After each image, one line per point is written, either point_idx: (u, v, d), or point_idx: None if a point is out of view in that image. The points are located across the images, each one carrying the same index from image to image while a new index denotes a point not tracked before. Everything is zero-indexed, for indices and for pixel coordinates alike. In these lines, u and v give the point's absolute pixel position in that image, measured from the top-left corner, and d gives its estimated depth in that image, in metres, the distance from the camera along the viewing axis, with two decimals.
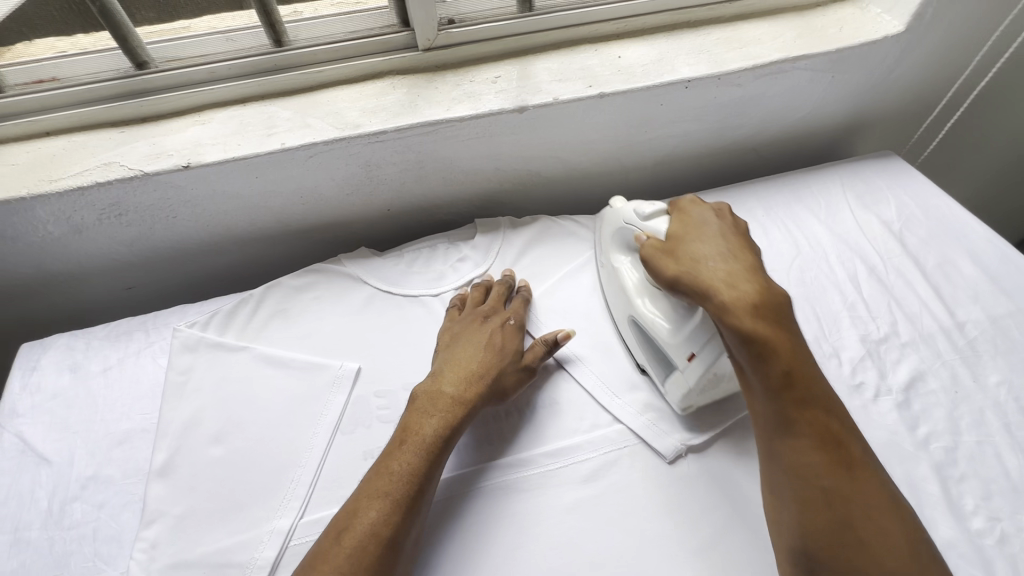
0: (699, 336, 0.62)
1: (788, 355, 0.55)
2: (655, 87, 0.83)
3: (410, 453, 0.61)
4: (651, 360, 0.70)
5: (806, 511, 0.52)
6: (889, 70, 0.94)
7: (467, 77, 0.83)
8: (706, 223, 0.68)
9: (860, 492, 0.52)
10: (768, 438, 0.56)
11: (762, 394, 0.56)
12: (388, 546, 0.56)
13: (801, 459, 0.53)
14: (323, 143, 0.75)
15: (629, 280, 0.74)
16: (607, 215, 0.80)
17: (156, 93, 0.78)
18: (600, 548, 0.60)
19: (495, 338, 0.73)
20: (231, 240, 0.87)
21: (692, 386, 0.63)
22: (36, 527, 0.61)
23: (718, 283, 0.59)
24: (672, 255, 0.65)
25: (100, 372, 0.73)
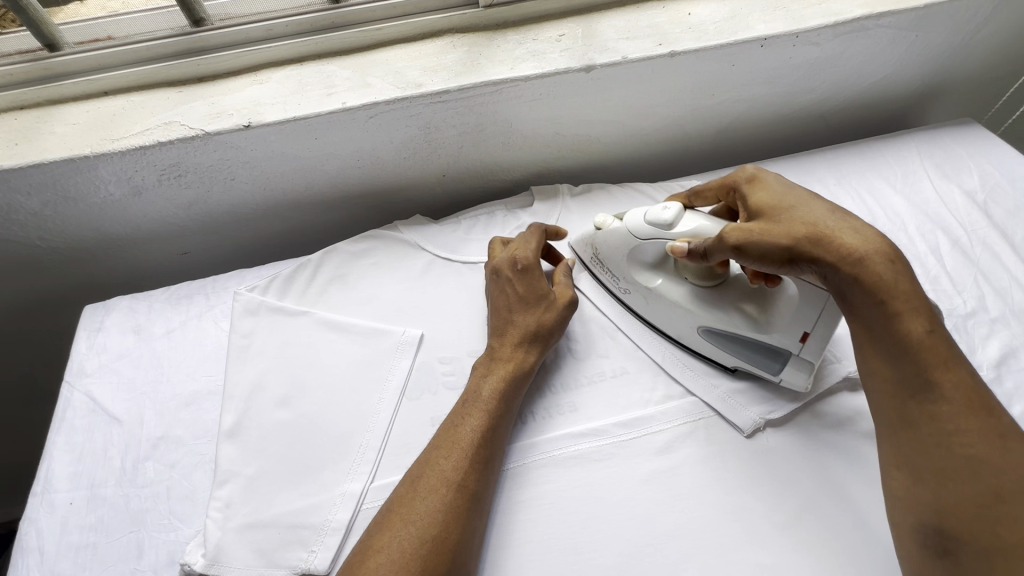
0: (807, 315, 0.61)
1: (927, 319, 0.50)
2: (728, 45, 0.78)
3: (480, 412, 0.60)
4: (747, 358, 0.66)
5: (948, 485, 0.47)
6: (977, 29, 0.87)
7: (529, 36, 0.79)
8: (793, 187, 0.61)
9: (1015, 466, 0.46)
10: (900, 409, 0.50)
11: (888, 359, 0.51)
12: (461, 493, 0.54)
13: (946, 426, 0.48)
14: (385, 102, 0.73)
15: (676, 295, 0.68)
16: (604, 232, 0.72)
17: (212, 52, 0.76)
18: (679, 520, 0.58)
19: (517, 288, 0.68)
20: (287, 205, 0.85)
21: (815, 363, 0.62)
22: (111, 484, 0.61)
23: (847, 242, 0.53)
24: (774, 219, 0.58)
25: (164, 335, 0.73)
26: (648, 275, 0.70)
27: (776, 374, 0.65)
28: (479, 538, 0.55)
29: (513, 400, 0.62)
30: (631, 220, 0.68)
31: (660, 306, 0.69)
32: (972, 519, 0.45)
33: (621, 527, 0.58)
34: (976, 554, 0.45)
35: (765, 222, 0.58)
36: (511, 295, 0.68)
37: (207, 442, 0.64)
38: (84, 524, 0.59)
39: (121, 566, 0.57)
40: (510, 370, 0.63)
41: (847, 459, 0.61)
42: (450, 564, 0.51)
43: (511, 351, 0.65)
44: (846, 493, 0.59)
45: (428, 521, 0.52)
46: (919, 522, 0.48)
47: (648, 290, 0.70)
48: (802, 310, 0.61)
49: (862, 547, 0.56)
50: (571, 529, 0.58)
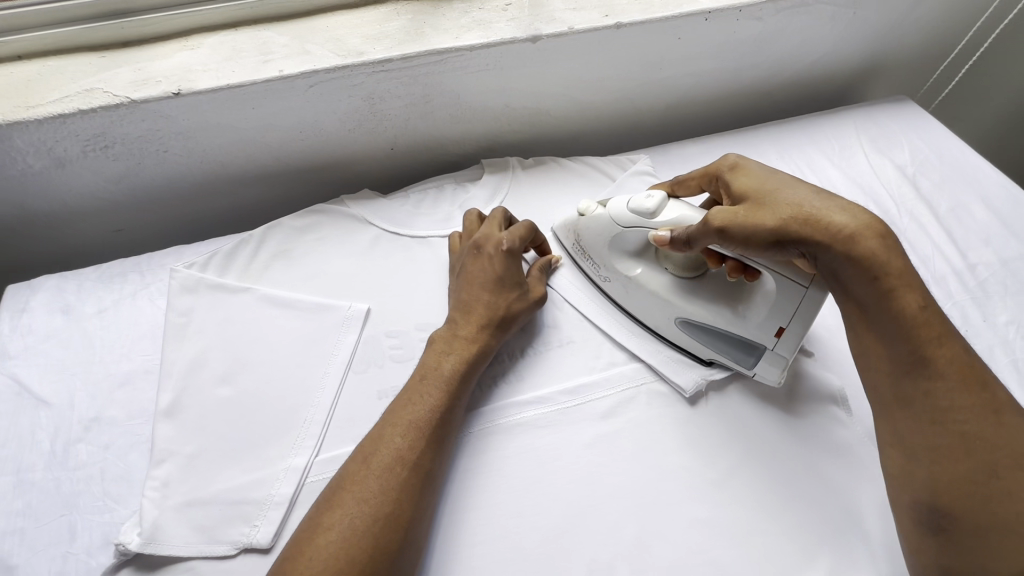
0: (783, 312, 0.60)
1: (917, 299, 0.52)
2: (674, 18, 0.78)
3: (432, 388, 0.60)
4: (724, 350, 0.66)
5: (944, 467, 0.49)
6: (910, 7, 0.90)
7: (475, 4, 0.78)
8: (776, 172, 0.62)
9: (1003, 438, 0.49)
10: (896, 395, 0.52)
11: (882, 340, 0.53)
12: (416, 471, 0.55)
13: (942, 405, 0.50)
14: (324, 71, 0.71)
15: (655, 284, 0.68)
16: (588, 218, 0.71)
17: (138, 14, 0.72)
18: (621, 481, 0.60)
19: (496, 269, 0.68)
20: (228, 179, 0.82)
21: (789, 358, 0.62)
22: (40, 468, 0.59)
23: (837, 221, 0.54)
24: (760, 203, 0.58)
25: (95, 314, 0.70)
26: (630, 265, 0.70)
27: (751, 368, 0.65)
28: (430, 510, 0.56)
29: (470, 377, 0.62)
30: (615, 208, 0.68)
31: (639, 296, 0.70)
32: (960, 498, 0.48)
33: (566, 490, 0.60)
34: (971, 537, 0.48)
35: (752, 208, 0.58)
36: (490, 271, 0.68)
37: (144, 420, 0.63)
38: (11, 510, 0.57)
39: (52, 549, 0.55)
40: (469, 348, 0.63)
41: (779, 416, 0.64)
42: (403, 538, 0.52)
43: (480, 328, 0.65)
44: (776, 449, 0.62)
45: (382, 499, 0.52)
46: (918, 501, 0.50)
47: (628, 277, 0.70)
48: (779, 305, 0.61)
49: (788, 498, 0.59)
50: (516, 493, 0.60)
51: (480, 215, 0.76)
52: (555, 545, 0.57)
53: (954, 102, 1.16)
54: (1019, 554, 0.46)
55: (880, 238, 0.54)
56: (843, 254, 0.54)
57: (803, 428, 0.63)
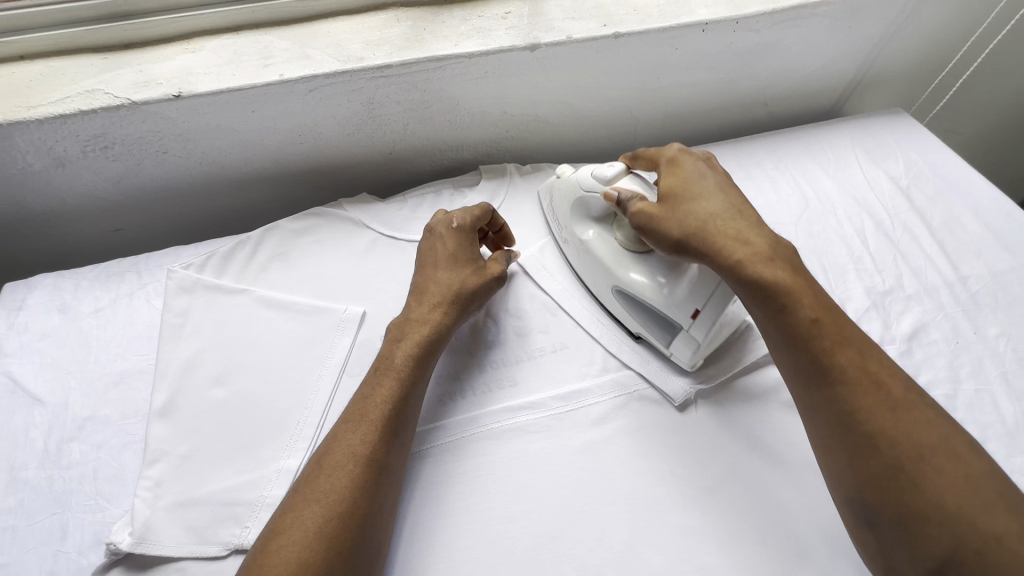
0: (700, 293, 0.63)
1: (813, 304, 0.55)
2: (671, 29, 0.79)
3: (388, 379, 0.60)
4: (648, 327, 0.69)
5: (857, 459, 0.49)
6: (906, 21, 0.91)
7: (475, 12, 0.79)
8: (699, 174, 0.65)
9: (907, 432, 0.48)
10: (807, 388, 0.53)
11: (778, 336, 0.55)
12: (369, 465, 0.54)
13: (846, 407, 0.50)
14: (324, 76, 0.71)
15: (599, 247, 0.71)
16: (562, 180, 0.76)
17: (141, 17, 0.73)
18: (612, 487, 0.61)
19: (449, 246, 0.70)
20: (226, 181, 0.83)
21: (701, 341, 0.64)
22: (33, 466, 0.59)
23: (723, 237, 0.59)
24: (667, 211, 0.62)
25: (92, 314, 0.70)
26: (585, 228, 0.73)
27: (667, 346, 0.68)
28: (391, 507, 0.55)
29: (427, 364, 0.63)
30: (582, 173, 0.72)
31: (585, 258, 0.73)
32: (881, 490, 0.48)
33: (557, 495, 0.60)
34: (899, 531, 0.47)
35: (661, 212, 0.62)
36: (444, 256, 0.69)
37: (138, 420, 0.63)
38: (3, 508, 0.57)
39: (43, 548, 0.55)
40: (425, 334, 0.64)
41: (771, 425, 0.65)
42: (358, 536, 0.51)
43: (429, 310, 0.65)
44: (766, 459, 0.63)
45: (337, 498, 0.52)
46: (848, 498, 0.50)
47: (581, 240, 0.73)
48: (698, 288, 0.64)
49: (777, 505, 0.60)
50: (508, 498, 0.60)
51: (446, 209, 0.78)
52: (545, 550, 0.57)
53: (951, 114, 1.17)
54: (934, 543, 0.45)
55: (771, 259, 0.57)
56: (735, 273, 0.58)
57: (794, 437, 0.64)
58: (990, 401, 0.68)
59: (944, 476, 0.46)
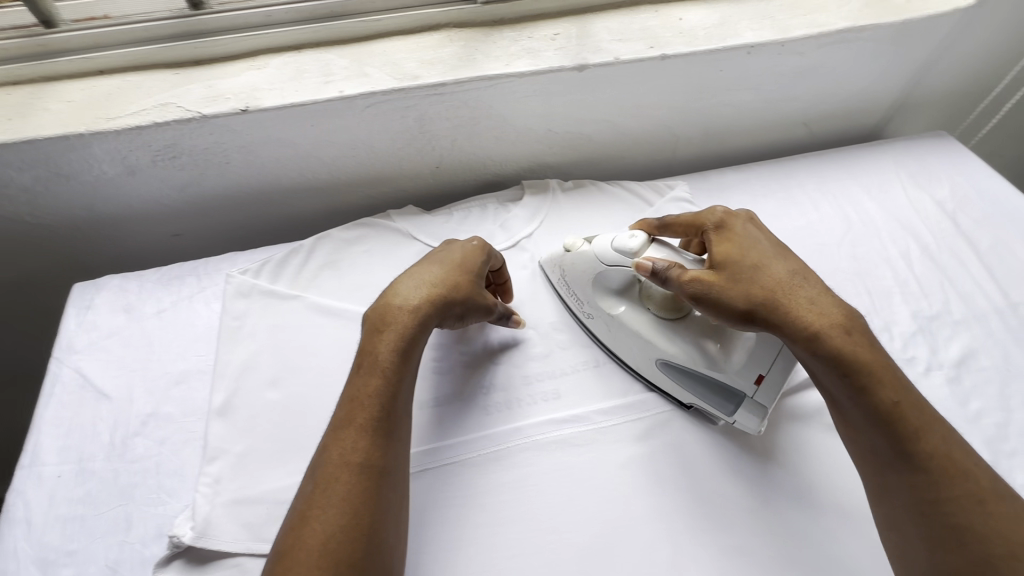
0: (762, 359, 0.61)
1: (868, 350, 0.53)
2: (717, 51, 0.81)
3: (371, 378, 0.56)
4: (703, 396, 0.65)
5: (954, 551, 0.47)
6: (953, 45, 0.91)
7: (525, 33, 0.81)
8: (754, 241, 0.61)
9: (985, 521, 0.47)
10: (869, 429, 0.52)
11: (829, 377, 0.54)
12: (366, 472, 0.51)
13: (936, 497, 0.49)
14: (382, 93, 0.74)
15: (637, 323, 0.68)
16: (573, 254, 0.71)
17: (211, 35, 0.77)
18: (656, 503, 0.61)
19: (462, 258, 0.67)
20: (280, 191, 0.86)
21: (767, 407, 0.62)
22: (100, 459, 0.62)
23: (803, 313, 0.55)
24: (734, 282, 0.59)
25: (154, 315, 0.74)
26: (613, 302, 0.70)
27: (729, 415, 0.64)
28: (397, 510, 0.52)
29: (411, 357, 0.59)
30: (600, 245, 0.68)
31: (619, 333, 0.69)
32: (930, 524, 0.49)
33: (600, 508, 0.61)
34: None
35: (725, 283, 0.59)
36: (433, 258, 0.66)
37: (197, 417, 0.65)
38: (72, 497, 0.60)
39: (109, 538, 0.58)
40: (405, 324, 0.59)
41: (814, 446, 0.64)
42: (366, 546, 0.48)
43: (409, 295, 0.61)
44: (811, 481, 0.62)
45: (336, 510, 0.49)
46: None
47: (611, 316, 0.69)
48: (759, 355, 0.62)
49: (824, 529, 0.59)
50: (553, 509, 0.61)
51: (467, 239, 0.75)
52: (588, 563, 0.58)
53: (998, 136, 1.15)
54: None
55: (848, 333, 0.54)
56: (811, 351, 0.54)
57: (840, 461, 0.63)
58: None
59: (989, 517, 0.47)
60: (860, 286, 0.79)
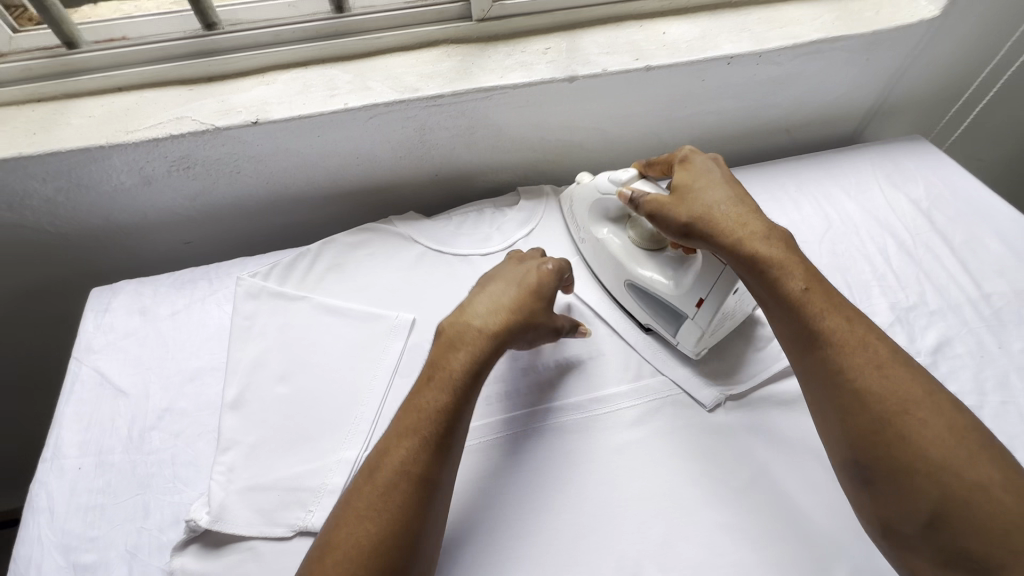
0: (705, 283, 0.69)
1: (784, 253, 0.60)
2: (699, 62, 0.86)
3: (437, 391, 0.59)
4: (659, 317, 0.75)
5: (848, 417, 0.53)
6: (922, 53, 0.97)
7: (518, 48, 0.87)
8: (707, 170, 0.69)
9: (893, 391, 0.52)
10: (784, 317, 0.59)
11: (748, 276, 0.62)
12: (422, 483, 0.53)
13: (840, 370, 0.54)
14: (384, 105, 0.79)
15: (616, 247, 0.78)
16: (580, 186, 0.83)
17: (223, 54, 0.82)
18: (648, 485, 0.64)
19: (535, 283, 0.70)
20: (287, 198, 0.90)
21: (705, 329, 0.70)
22: (118, 451, 0.65)
23: (731, 225, 0.63)
24: (681, 200, 0.66)
25: (169, 316, 0.77)
26: (602, 228, 0.81)
27: (676, 335, 0.74)
28: (440, 522, 0.55)
29: (481, 378, 0.62)
30: (598, 178, 0.79)
31: (602, 256, 0.80)
32: (837, 393, 0.54)
33: (595, 491, 0.64)
34: (876, 454, 0.51)
35: (674, 201, 0.67)
36: (510, 278, 0.70)
37: (211, 411, 0.69)
38: (92, 488, 0.63)
39: (127, 525, 0.60)
40: (481, 341, 0.63)
41: (799, 429, 0.68)
42: (410, 554, 0.51)
43: (488, 319, 0.65)
44: (795, 462, 0.65)
45: (390, 516, 0.51)
46: (844, 458, 0.53)
47: (596, 239, 0.81)
48: (702, 281, 0.69)
49: (809, 507, 0.62)
50: (551, 493, 0.64)
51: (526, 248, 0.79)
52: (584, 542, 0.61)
53: (974, 139, 1.20)
54: (920, 492, 0.48)
55: (767, 240, 0.61)
56: (739, 255, 0.61)
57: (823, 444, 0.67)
58: (1017, 413, 0.70)
59: (881, 378, 0.53)
60: (840, 280, 0.83)
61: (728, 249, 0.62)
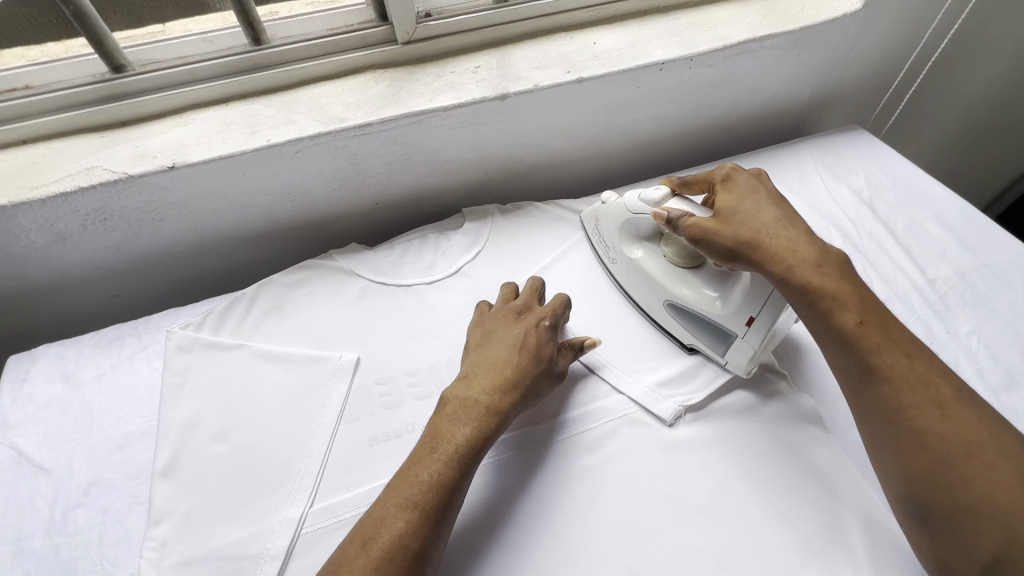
0: (754, 302, 0.66)
1: (837, 280, 0.58)
2: (631, 70, 0.85)
3: (440, 461, 0.58)
4: (703, 337, 0.72)
5: (908, 457, 0.52)
6: (851, 45, 0.98)
7: (447, 68, 0.85)
8: (753, 191, 0.67)
9: (954, 431, 0.51)
10: (836, 349, 0.57)
11: (798, 305, 0.60)
12: (412, 558, 0.52)
13: (896, 407, 0.53)
14: (309, 138, 0.76)
15: (654, 267, 0.76)
16: (608, 205, 0.80)
17: (135, 97, 0.78)
18: (609, 513, 0.62)
19: (533, 339, 0.69)
20: (218, 238, 0.86)
21: (756, 350, 0.66)
22: (39, 535, 0.60)
23: (780, 251, 0.61)
24: (726, 225, 0.64)
25: (94, 379, 0.72)
26: (635, 248, 0.78)
27: (724, 355, 0.71)
28: None
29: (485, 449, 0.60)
30: (628, 196, 0.76)
31: (638, 276, 0.78)
32: (897, 431, 0.53)
33: (555, 524, 0.61)
34: (938, 496, 0.50)
35: (719, 225, 0.65)
36: (510, 328, 0.70)
37: (143, 481, 0.64)
38: None
39: None
40: (489, 400, 0.63)
41: (757, 437, 0.67)
42: None
43: (492, 388, 0.64)
44: (756, 472, 0.64)
45: None
46: (902, 496, 0.53)
47: (630, 261, 0.78)
48: (752, 298, 0.66)
49: (772, 518, 0.61)
50: (509, 531, 0.61)
51: (514, 289, 0.77)
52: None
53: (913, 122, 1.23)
54: (985, 537, 0.48)
55: (820, 267, 0.59)
56: (790, 284, 0.60)
57: (783, 450, 0.65)
58: None
59: (944, 421, 0.52)
60: None
61: (780, 276, 0.60)
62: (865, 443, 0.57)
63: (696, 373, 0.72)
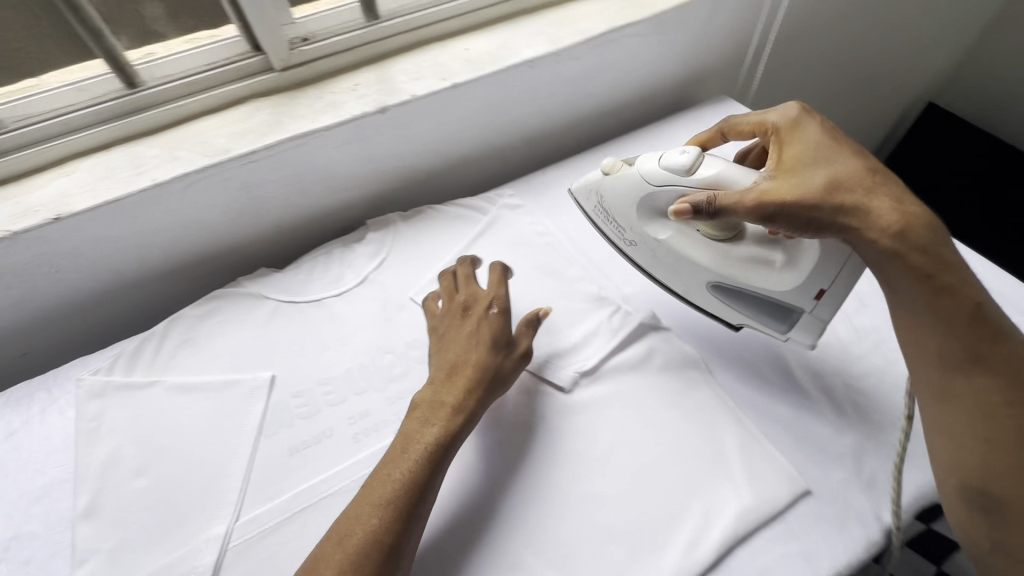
0: (828, 275, 0.66)
1: (925, 253, 0.56)
2: (502, 71, 0.91)
3: (410, 459, 0.60)
4: (760, 316, 0.75)
5: (1000, 452, 0.53)
6: (707, 25, 1.07)
7: (328, 88, 0.88)
8: (822, 137, 0.64)
9: None
10: (949, 332, 0.56)
11: (901, 276, 0.58)
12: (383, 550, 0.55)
13: (994, 398, 0.54)
14: (195, 173, 0.78)
15: (687, 249, 0.76)
16: (613, 178, 0.78)
17: (9, 154, 0.78)
18: (517, 477, 0.67)
19: (488, 330, 0.72)
20: (115, 277, 0.85)
21: (828, 321, 0.69)
22: None
23: (868, 209, 0.58)
24: (791, 182, 0.61)
25: (4, 439, 0.72)
26: (657, 228, 0.78)
27: (785, 333, 0.74)
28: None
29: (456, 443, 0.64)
30: (647, 168, 0.73)
31: (669, 257, 0.78)
32: (995, 426, 0.53)
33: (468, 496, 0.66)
34: (1002, 494, 0.52)
35: (796, 179, 0.61)
36: (460, 327, 0.73)
37: (64, 535, 0.64)
38: None
39: None
40: (456, 400, 0.66)
41: (643, 386, 0.74)
42: None
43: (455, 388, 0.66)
44: (645, 419, 0.71)
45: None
46: (965, 485, 0.55)
47: (659, 243, 0.78)
48: (821, 272, 0.65)
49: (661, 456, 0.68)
50: None
51: (452, 274, 0.82)
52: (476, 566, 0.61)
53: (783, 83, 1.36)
54: None
55: (922, 227, 0.57)
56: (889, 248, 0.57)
57: (666, 394, 0.73)
58: None
59: None
60: None
61: (871, 243, 0.58)
62: (931, 427, 0.59)
63: (589, 339, 0.79)
